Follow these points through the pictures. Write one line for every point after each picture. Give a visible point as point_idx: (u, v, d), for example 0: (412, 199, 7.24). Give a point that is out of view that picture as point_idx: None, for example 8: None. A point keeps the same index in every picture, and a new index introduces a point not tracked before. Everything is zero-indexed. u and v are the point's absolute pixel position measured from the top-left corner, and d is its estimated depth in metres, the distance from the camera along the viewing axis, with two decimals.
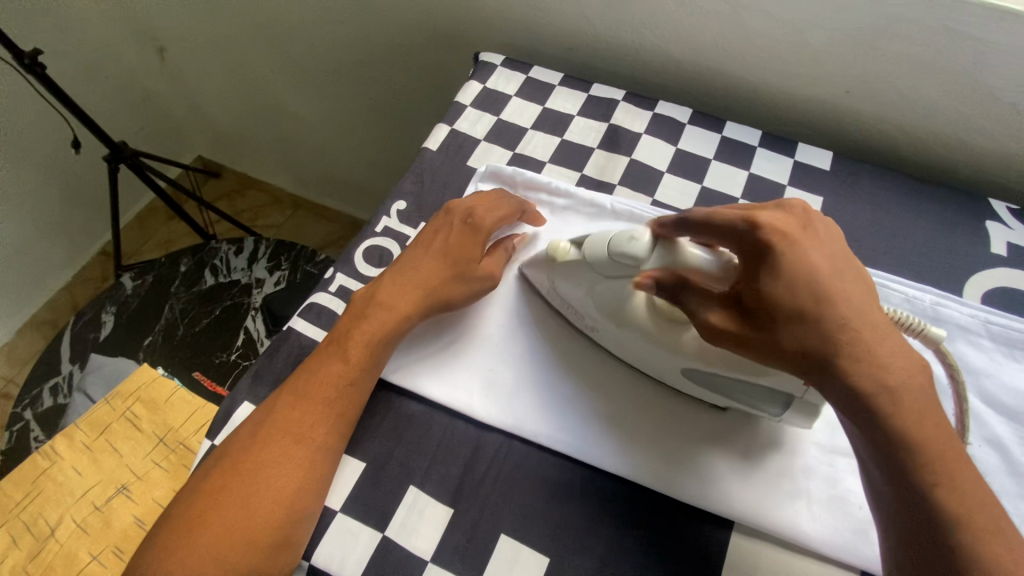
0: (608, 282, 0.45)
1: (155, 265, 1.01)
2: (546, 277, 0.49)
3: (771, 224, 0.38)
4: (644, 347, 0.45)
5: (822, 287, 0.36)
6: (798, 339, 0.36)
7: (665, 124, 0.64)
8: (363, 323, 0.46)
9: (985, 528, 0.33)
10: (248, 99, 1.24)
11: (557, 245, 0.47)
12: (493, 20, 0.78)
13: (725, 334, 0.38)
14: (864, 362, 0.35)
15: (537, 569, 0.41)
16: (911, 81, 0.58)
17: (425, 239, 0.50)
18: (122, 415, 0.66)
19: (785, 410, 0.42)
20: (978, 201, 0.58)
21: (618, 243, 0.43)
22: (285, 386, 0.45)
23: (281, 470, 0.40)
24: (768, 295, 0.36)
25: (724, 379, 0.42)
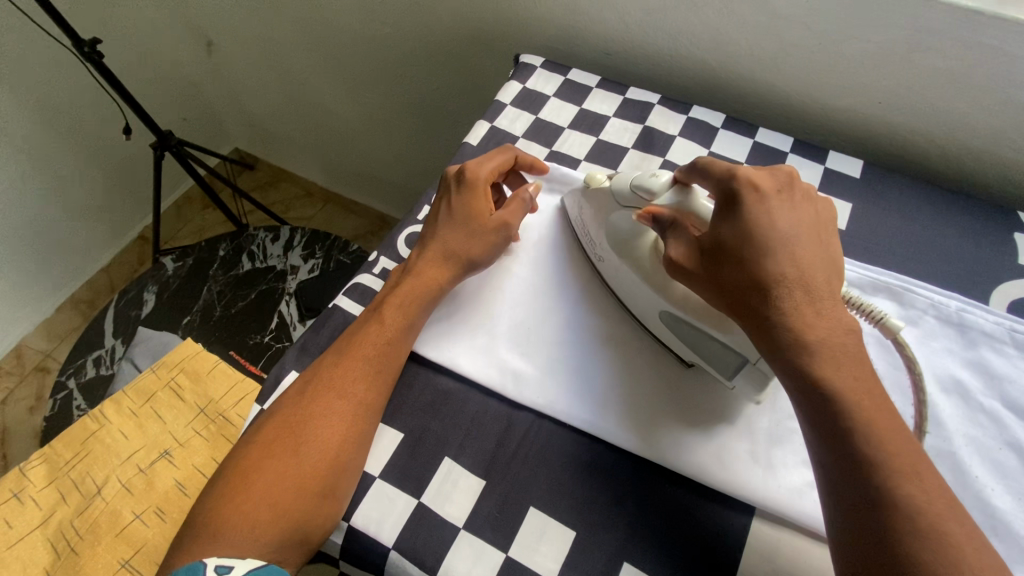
0: (620, 212, 0.51)
1: (196, 249, 1.05)
2: (578, 205, 0.56)
3: (749, 179, 0.43)
4: (635, 283, 0.50)
5: (770, 241, 0.40)
6: (735, 280, 0.41)
7: (698, 128, 0.66)
8: (397, 289, 0.50)
9: (907, 471, 0.34)
10: (288, 94, 1.28)
11: (594, 176, 0.54)
12: (533, 24, 0.81)
13: (683, 270, 0.44)
14: (790, 310, 0.39)
15: (563, 542, 0.43)
16: (945, 95, 0.59)
17: (435, 209, 0.55)
18: (167, 384, 0.70)
19: (738, 377, 0.45)
20: (1008, 213, 0.59)
21: (641, 178, 0.49)
22: (328, 350, 0.48)
23: (325, 422, 0.44)
24: (722, 239, 0.42)
25: (692, 328, 0.46)
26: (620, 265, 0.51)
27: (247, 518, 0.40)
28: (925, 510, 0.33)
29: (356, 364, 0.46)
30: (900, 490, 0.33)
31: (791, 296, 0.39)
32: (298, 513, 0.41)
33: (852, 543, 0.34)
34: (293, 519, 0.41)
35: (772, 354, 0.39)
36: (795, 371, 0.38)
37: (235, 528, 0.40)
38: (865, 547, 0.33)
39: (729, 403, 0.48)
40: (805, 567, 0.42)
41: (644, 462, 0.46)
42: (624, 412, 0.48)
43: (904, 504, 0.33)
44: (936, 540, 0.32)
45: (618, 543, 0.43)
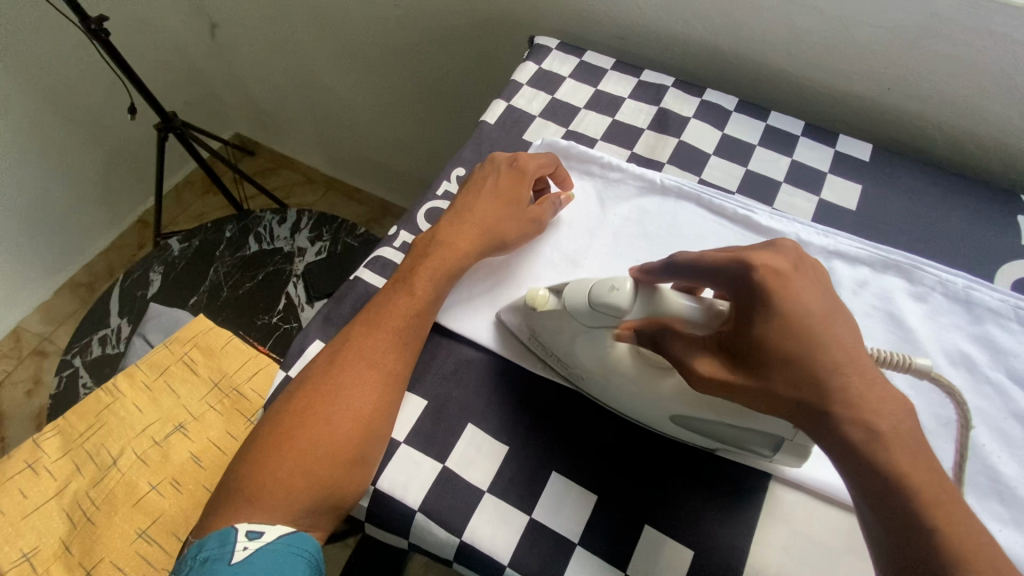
0: (589, 332, 0.45)
1: (202, 230, 1.04)
2: (526, 324, 0.49)
3: (765, 264, 0.37)
4: (633, 396, 0.45)
5: (810, 327, 0.35)
6: (791, 382, 0.34)
7: (712, 110, 0.67)
8: (426, 261, 0.51)
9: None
10: (293, 78, 1.27)
11: (535, 294, 0.48)
12: (546, 7, 0.81)
13: (718, 382, 0.37)
14: (856, 406, 0.33)
15: (585, 504, 0.44)
16: (953, 79, 0.61)
17: (474, 184, 0.56)
18: (180, 359, 0.70)
19: (777, 451, 0.42)
20: (1011, 197, 0.61)
21: (599, 291, 0.43)
22: (356, 320, 0.49)
23: (357, 391, 0.44)
24: (757, 339, 0.35)
25: (711, 423, 0.42)
26: (606, 383, 0.46)
27: (281, 485, 0.41)
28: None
29: (388, 336, 0.47)
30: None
31: (854, 385, 0.33)
32: (330, 480, 0.42)
33: None
34: (325, 486, 0.41)
35: (838, 458, 0.33)
36: (868, 473, 0.32)
37: (270, 491, 0.41)
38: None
39: None
40: (819, 530, 0.44)
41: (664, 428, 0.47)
42: None
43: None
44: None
45: (639, 505, 0.44)
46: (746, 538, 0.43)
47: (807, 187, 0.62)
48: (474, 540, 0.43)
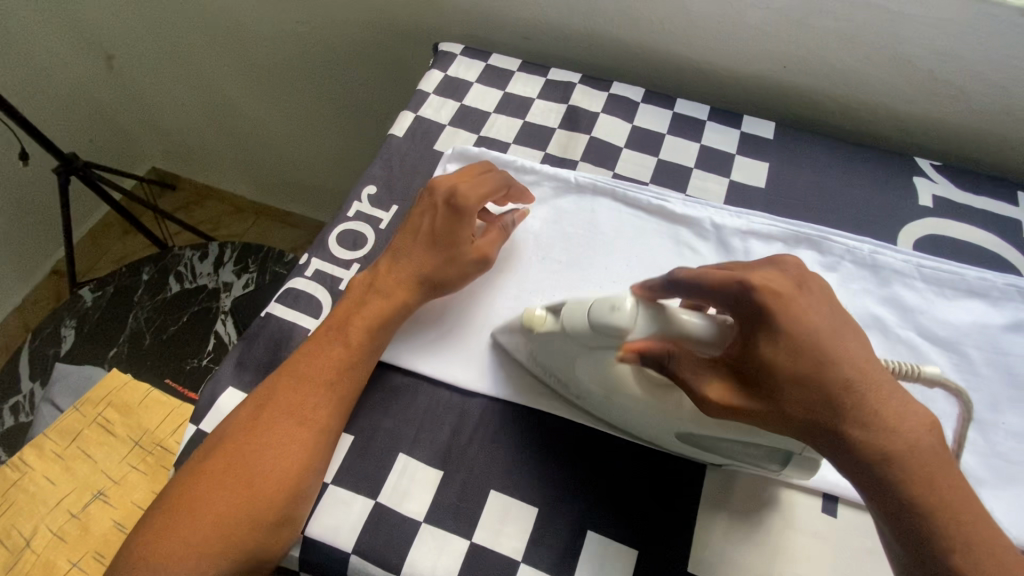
0: (591, 354, 0.42)
1: (116, 276, 0.98)
2: (526, 347, 0.47)
3: (765, 284, 0.36)
4: (640, 415, 0.43)
5: (823, 348, 0.35)
6: (801, 404, 0.34)
7: (620, 103, 0.67)
8: (361, 309, 0.48)
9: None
10: (206, 105, 1.21)
11: (533, 314, 0.45)
12: (448, 12, 0.79)
13: (728, 408, 0.36)
14: (872, 424, 0.33)
15: (526, 520, 0.43)
16: (842, 55, 0.63)
17: (410, 220, 0.52)
18: (94, 421, 0.65)
19: (785, 466, 0.41)
20: (905, 160, 0.64)
21: (600, 317, 0.40)
22: (285, 368, 0.46)
23: (284, 451, 0.41)
24: (767, 360, 0.35)
25: (720, 441, 0.41)
26: (609, 403, 0.44)
27: (193, 554, 0.38)
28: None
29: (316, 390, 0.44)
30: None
31: (869, 406, 0.33)
32: (250, 546, 0.39)
33: None
34: (245, 552, 0.39)
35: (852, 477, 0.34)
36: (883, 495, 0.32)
37: (179, 561, 0.38)
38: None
39: None
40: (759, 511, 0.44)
41: (601, 430, 0.47)
42: None
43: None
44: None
45: (581, 511, 0.44)
46: (687, 530, 0.43)
47: (718, 170, 0.63)
48: (414, 575, 0.41)
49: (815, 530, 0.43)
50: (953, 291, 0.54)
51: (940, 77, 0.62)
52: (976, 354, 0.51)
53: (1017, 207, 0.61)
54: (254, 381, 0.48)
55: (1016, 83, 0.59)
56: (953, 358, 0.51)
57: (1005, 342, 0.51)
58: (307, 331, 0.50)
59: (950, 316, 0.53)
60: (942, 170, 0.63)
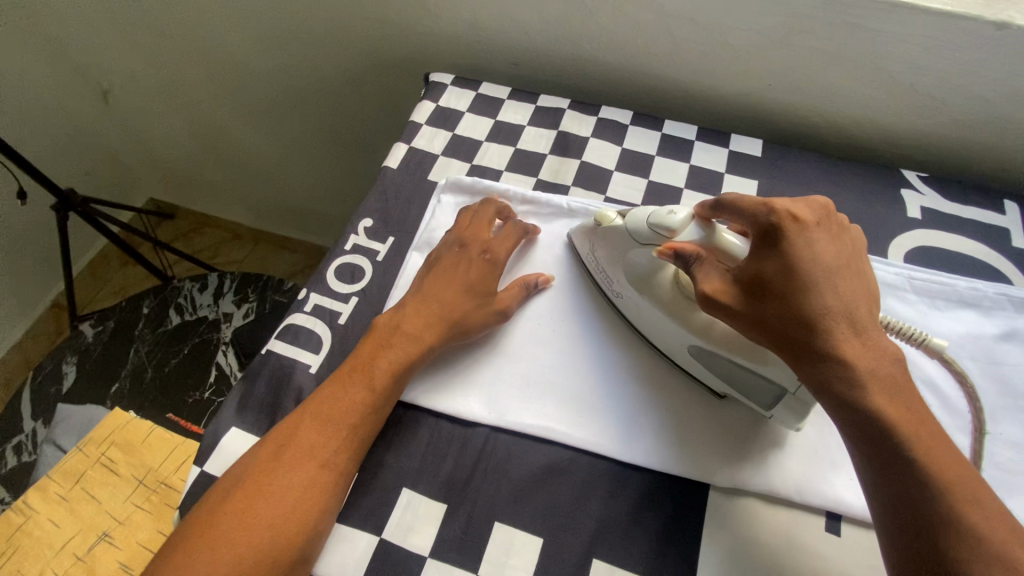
0: (640, 249, 0.49)
1: (116, 310, 0.98)
2: (588, 243, 0.55)
3: (788, 211, 0.41)
4: (658, 317, 0.49)
5: (815, 276, 0.39)
6: (781, 315, 0.39)
7: (609, 127, 0.68)
8: (386, 352, 0.48)
9: (968, 497, 0.33)
10: (202, 136, 1.23)
11: (604, 214, 0.52)
12: (438, 42, 0.81)
13: (719, 305, 0.42)
14: (846, 335, 0.38)
15: (531, 551, 0.43)
16: (825, 72, 0.64)
17: (441, 266, 0.53)
18: (96, 461, 0.65)
19: (776, 406, 0.45)
20: (892, 173, 0.65)
21: (658, 216, 0.47)
22: (307, 406, 0.46)
23: (305, 493, 0.41)
24: (762, 273, 0.41)
25: (727, 361, 0.45)
26: (639, 299, 0.50)
27: None
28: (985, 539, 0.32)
29: (338, 435, 0.44)
30: (961, 510, 0.33)
31: (841, 329, 0.38)
32: None
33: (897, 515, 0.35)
34: None
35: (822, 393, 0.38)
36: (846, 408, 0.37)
37: None
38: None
39: (665, 393, 0.50)
40: (763, 533, 0.44)
41: (602, 456, 0.47)
42: (575, 411, 0.49)
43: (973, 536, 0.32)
44: (1004, 564, 0.31)
45: (585, 541, 0.44)
46: (693, 555, 0.43)
47: (708, 189, 0.64)
48: None
49: (820, 550, 0.43)
50: (945, 302, 0.55)
51: (921, 91, 0.63)
52: (971, 365, 0.51)
53: (1004, 215, 0.61)
54: (257, 420, 0.49)
55: (995, 95, 0.60)
56: None
57: (999, 352, 0.52)
58: (308, 367, 0.51)
59: (943, 327, 0.53)
60: (929, 182, 0.64)
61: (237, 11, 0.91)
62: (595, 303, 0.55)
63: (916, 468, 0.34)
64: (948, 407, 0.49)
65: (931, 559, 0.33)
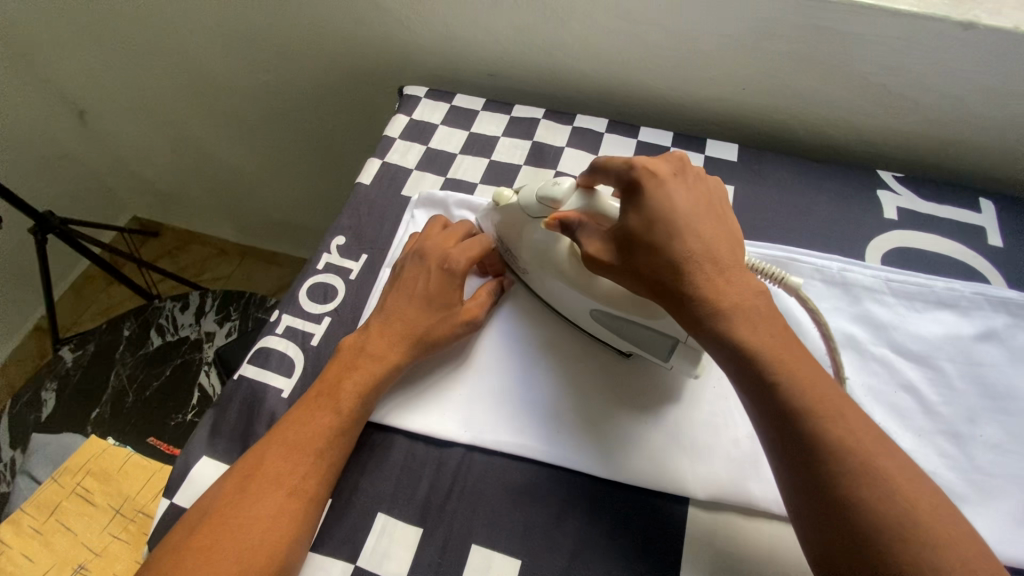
0: (534, 224, 0.51)
1: (96, 333, 0.97)
2: (495, 228, 0.55)
3: (645, 166, 0.44)
4: (560, 285, 0.50)
5: (677, 223, 0.42)
6: (650, 264, 0.42)
7: (584, 136, 0.68)
8: (352, 373, 0.47)
9: (829, 410, 0.36)
10: (181, 153, 1.21)
11: (500, 194, 0.53)
12: (413, 54, 0.81)
13: (600, 263, 0.44)
14: (704, 278, 0.40)
15: (509, 573, 0.42)
16: (799, 75, 0.64)
17: (402, 282, 0.52)
18: (72, 492, 0.63)
19: (671, 357, 0.47)
20: (868, 174, 0.65)
21: (545, 189, 0.49)
22: (273, 433, 0.45)
23: (273, 524, 0.40)
24: (630, 226, 0.43)
25: (625, 320, 0.48)
26: (542, 273, 0.51)
27: None
28: (849, 449, 0.34)
29: (306, 461, 0.43)
30: (827, 432, 0.35)
31: (700, 271, 0.40)
32: None
33: (778, 448, 0.37)
34: None
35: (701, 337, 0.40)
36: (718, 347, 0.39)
37: None
38: (819, 516, 0.34)
39: (642, 406, 0.49)
40: (742, 546, 0.43)
41: (581, 473, 0.46)
42: (552, 428, 0.48)
43: (838, 449, 0.35)
44: (862, 468, 0.34)
45: (563, 561, 0.43)
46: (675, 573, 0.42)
47: None
48: None
49: (805, 563, 0.42)
50: (923, 303, 0.54)
51: (895, 92, 0.63)
52: (950, 367, 0.51)
53: (980, 213, 0.61)
54: (229, 448, 0.48)
55: (968, 93, 0.60)
56: (928, 372, 0.51)
57: (978, 352, 0.52)
58: (280, 392, 0.50)
59: (921, 329, 0.53)
60: (905, 182, 0.64)
61: (210, 27, 0.90)
62: (567, 315, 0.55)
63: (777, 391, 0.37)
64: (928, 411, 0.49)
65: (810, 479, 0.35)
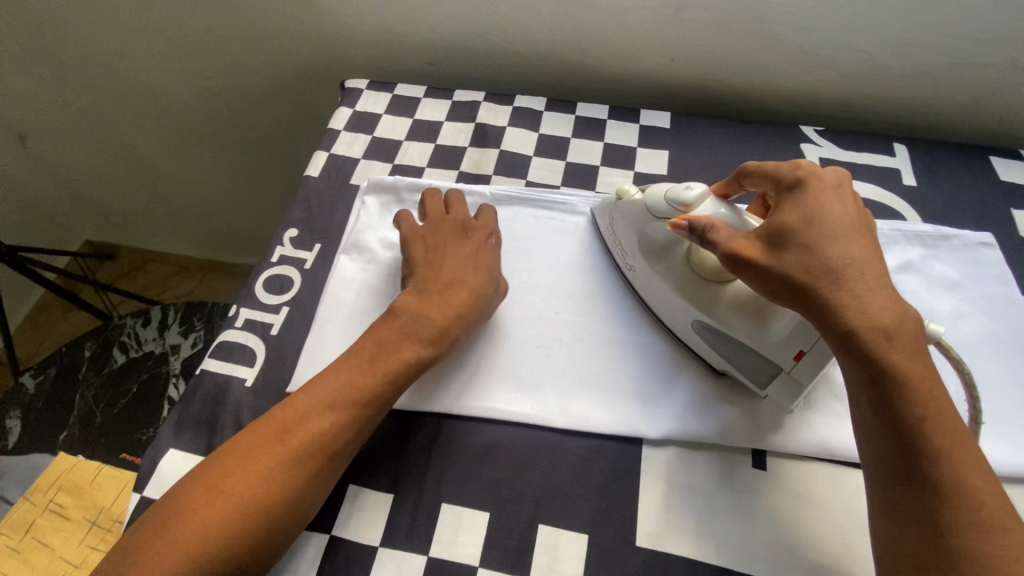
0: (657, 223, 0.50)
1: (57, 356, 0.95)
2: (610, 219, 0.57)
3: (812, 174, 0.45)
4: (664, 291, 0.51)
5: (835, 235, 0.41)
6: (800, 266, 0.40)
7: (524, 115, 0.70)
8: (407, 335, 0.47)
9: (966, 457, 0.35)
10: (131, 169, 1.19)
11: (626, 191, 0.54)
12: (353, 49, 0.82)
13: (740, 258, 0.42)
14: (861, 294, 0.38)
15: (479, 525, 0.45)
16: (721, 42, 0.68)
17: (450, 248, 0.54)
18: (45, 508, 0.64)
19: (771, 383, 0.47)
20: (791, 130, 0.69)
21: (676, 191, 0.48)
22: (321, 377, 0.46)
23: (306, 462, 0.41)
24: (786, 228, 0.42)
25: (727, 337, 0.47)
26: (651, 274, 0.52)
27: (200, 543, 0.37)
28: (979, 499, 0.34)
29: (346, 422, 0.43)
30: (964, 477, 0.34)
31: (862, 284, 0.39)
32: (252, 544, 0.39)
33: (896, 465, 0.36)
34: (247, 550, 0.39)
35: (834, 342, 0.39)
36: (861, 357, 0.37)
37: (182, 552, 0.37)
38: (920, 545, 0.34)
39: (592, 359, 0.52)
40: (693, 476, 0.46)
41: (541, 427, 0.49)
42: (512, 388, 0.50)
43: (971, 495, 0.34)
44: (995, 521, 0.33)
45: (530, 507, 0.45)
46: (633, 508, 0.45)
47: (623, 164, 0.66)
48: None
49: (749, 485, 0.46)
50: None
51: (810, 51, 0.67)
52: None
53: (894, 156, 0.66)
54: (195, 439, 0.48)
55: (873, 47, 0.64)
56: None
57: (899, 282, 0.56)
58: (244, 381, 0.51)
59: None
60: (825, 134, 0.69)
61: (150, 38, 0.89)
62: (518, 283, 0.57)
63: (919, 419, 0.35)
64: None
65: (919, 509, 0.34)
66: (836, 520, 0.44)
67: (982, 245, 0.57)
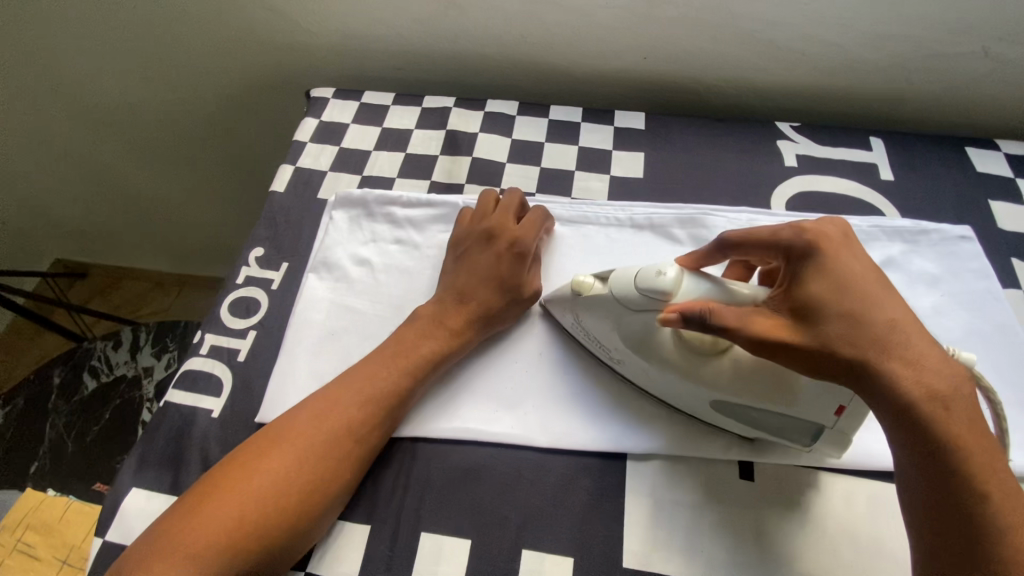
0: (634, 315, 0.44)
1: (25, 385, 0.92)
2: (570, 312, 0.50)
3: (817, 231, 0.41)
4: (668, 378, 0.45)
5: (869, 297, 0.38)
6: (844, 338, 0.36)
7: (496, 120, 0.69)
8: (425, 341, 0.48)
9: None
10: (96, 188, 1.14)
11: (580, 281, 0.47)
12: (319, 56, 0.79)
13: (772, 340, 0.37)
14: (910, 363, 0.35)
15: (461, 554, 0.43)
16: (693, 39, 0.66)
17: (470, 262, 0.52)
18: (13, 549, 0.61)
19: (815, 442, 0.42)
20: (767, 126, 0.68)
21: (647, 278, 0.42)
22: (344, 376, 0.47)
23: (330, 458, 0.42)
24: (817, 296, 0.38)
25: (754, 409, 0.42)
26: (644, 364, 0.46)
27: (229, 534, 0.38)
28: None
29: (369, 420, 0.44)
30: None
31: (908, 350, 0.36)
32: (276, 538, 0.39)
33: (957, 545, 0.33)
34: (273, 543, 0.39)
35: (888, 417, 0.36)
36: (918, 435, 0.34)
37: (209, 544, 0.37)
38: None
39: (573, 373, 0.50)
40: (679, 490, 0.45)
41: (523, 447, 0.47)
42: (492, 407, 0.49)
43: None
44: None
45: (513, 532, 0.44)
46: (618, 527, 0.44)
47: (599, 168, 0.65)
48: None
49: (736, 497, 0.45)
50: None
51: (783, 46, 0.66)
52: None
53: (870, 151, 0.65)
54: (160, 475, 0.46)
55: (846, 41, 0.64)
56: None
57: None
58: (211, 412, 0.49)
59: None
60: (801, 130, 0.68)
61: (106, 52, 0.86)
62: None
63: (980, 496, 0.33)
64: None
65: None
66: (825, 530, 0.43)
67: (963, 238, 0.56)
